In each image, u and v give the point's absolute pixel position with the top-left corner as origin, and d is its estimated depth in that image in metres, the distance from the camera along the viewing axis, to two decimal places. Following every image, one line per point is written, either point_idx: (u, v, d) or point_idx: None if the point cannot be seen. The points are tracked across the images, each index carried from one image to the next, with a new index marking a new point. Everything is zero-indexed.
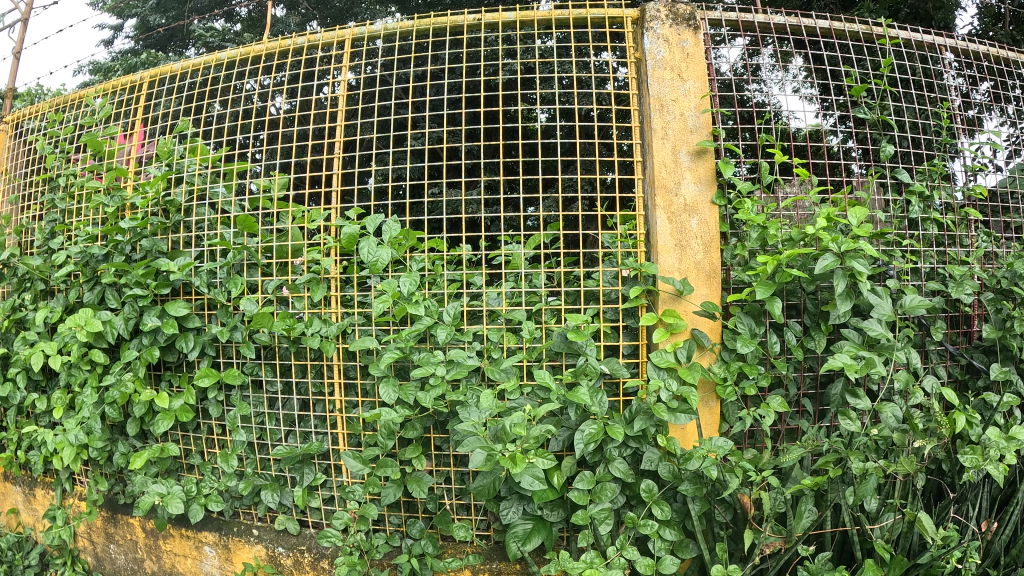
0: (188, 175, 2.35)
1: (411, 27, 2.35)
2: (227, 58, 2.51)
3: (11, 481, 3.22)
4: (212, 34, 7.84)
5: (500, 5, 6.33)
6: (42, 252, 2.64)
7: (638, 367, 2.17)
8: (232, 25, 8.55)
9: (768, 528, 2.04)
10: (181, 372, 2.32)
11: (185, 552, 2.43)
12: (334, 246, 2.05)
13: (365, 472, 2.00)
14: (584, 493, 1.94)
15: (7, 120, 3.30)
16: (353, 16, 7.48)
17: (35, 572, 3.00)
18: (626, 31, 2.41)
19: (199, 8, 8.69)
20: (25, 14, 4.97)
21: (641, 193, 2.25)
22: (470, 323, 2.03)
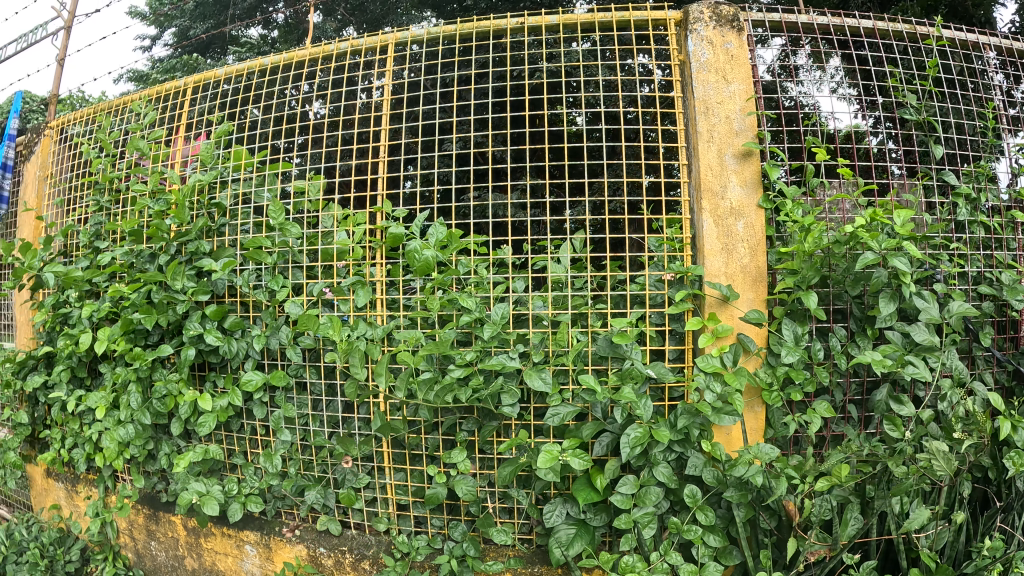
0: (233, 178, 2.36)
1: (454, 31, 2.33)
2: (270, 64, 2.53)
3: (54, 478, 3.28)
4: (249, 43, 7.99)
5: (534, 10, 6.34)
6: (88, 253, 2.68)
7: (683, 372, 2.14)
8: (270, 32, 8.66)
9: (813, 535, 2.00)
10: (225, 373, 2.34)
11: (226, 550, 2.45)
12: (379, 249, 2.05)
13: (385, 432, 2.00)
14: (627, 497, 1.91)
15: (52, 125, 3.33)
16: (388, 22, 7.60)
17: (76, 567, 3.04)
18: (670, 33, 2.38)
19: (237, 16, 8.83)
20: (68, 22, 5.05)
21: (686, 197, 2.22)
22: (515, 327, 2.01)
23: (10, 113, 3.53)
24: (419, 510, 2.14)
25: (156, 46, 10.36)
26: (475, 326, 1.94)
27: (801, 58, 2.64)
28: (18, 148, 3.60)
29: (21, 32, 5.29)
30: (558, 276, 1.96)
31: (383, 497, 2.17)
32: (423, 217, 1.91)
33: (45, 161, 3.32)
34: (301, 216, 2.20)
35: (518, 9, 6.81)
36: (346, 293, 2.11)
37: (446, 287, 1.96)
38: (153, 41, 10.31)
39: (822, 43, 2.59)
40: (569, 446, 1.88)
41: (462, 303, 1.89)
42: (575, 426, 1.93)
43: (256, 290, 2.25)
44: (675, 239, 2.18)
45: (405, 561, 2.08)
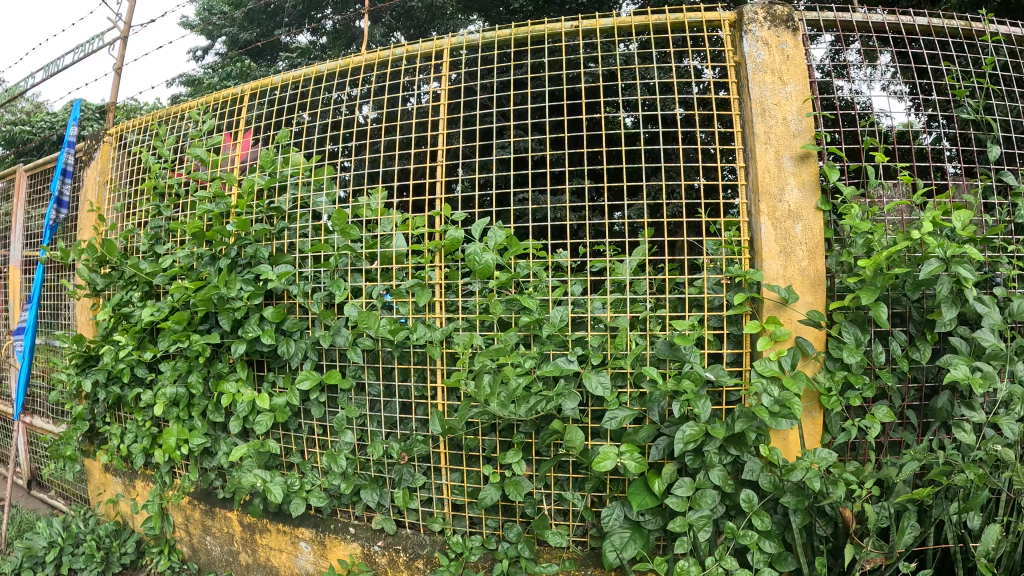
0: (291, 183, 2.41)
1: (508, 36, 2.34)
2: (326, 70, 2.56)
3: (112, 472, 3.36)
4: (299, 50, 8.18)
5: (581, 15, 6.37)
6: (148, 256, 2.75)
7: (740, 375, 2.12)
8: (318, 38, 8.80)
9: (870, 542, 1.96)
10: (284, 373, 2.38)
11: (281, 546, 2.50)
12: (437, 253, 2.08)
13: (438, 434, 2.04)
14: (683, 500, 1.89)
15: (110, 132, 3.40)
16: (436, 27, 7.92)
17: (131, 560, 3.12)
18: (724, 35, 2.36)
19: (287, 24, 9.01)
20: (126, 31, 5.18)
21: (743, 200, 2.20)
22: (574, 330, 2.02)
23: (70, 120, 3.62)
24: (473, 511, 2.15)
25: (208, 54, 10.59)
26: (534, 328, 1.96)
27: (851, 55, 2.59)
28: (77, 154, 3.70)
29: (79, 43, 5.44)
30: (618, 278, 1.96)
31: (439, 497, 2.19)
32: (483, 220, 1.93)
33: (103, 168, 3.39)
34: (361, 220, 2.23)
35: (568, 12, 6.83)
36: (405, 296, 2.15)
37: (505, 288, 1.98)
38: (205, 50, 10.54)
39: (875, 40, 2.53)
40: (626, 450, 1.88)
41: (522, 304, 1.91)
42: (631, 429, 1.93)
43: (315, 292, 2.30)
44: (733, 242, 2.16)
45: (460, 561, 2.10)
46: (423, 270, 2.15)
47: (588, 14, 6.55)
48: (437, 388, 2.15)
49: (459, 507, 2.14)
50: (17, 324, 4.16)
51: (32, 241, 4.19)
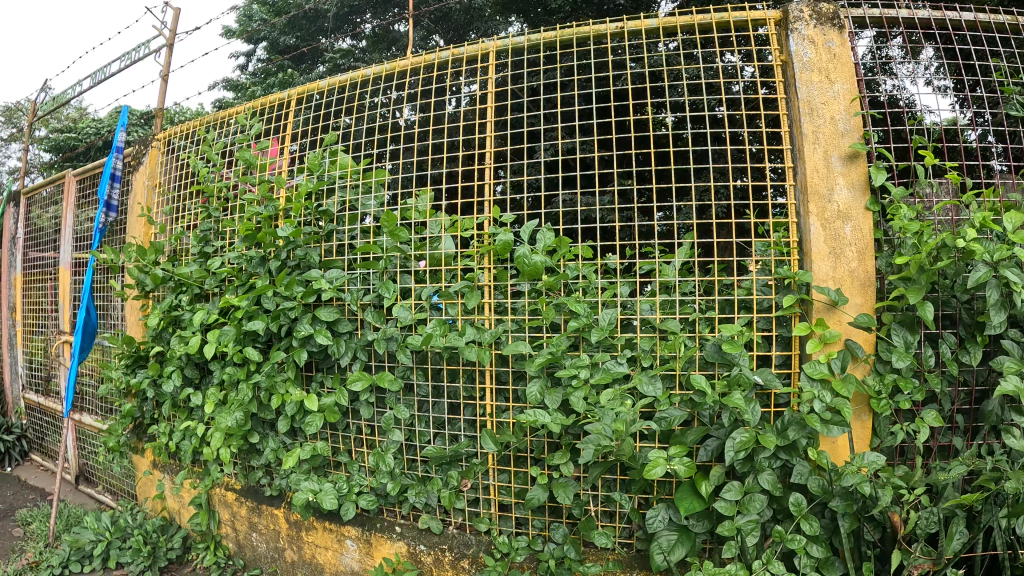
0: (340, 186, 2.44)
1: (554, 38, 2.35)
2: (372, 74, 2.60)
3: (160, 469, 3.43)
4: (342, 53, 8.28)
5: (623, 16, 6.34)
6: (197, 258, 2.81)
7: (789, 378, 2.10)
8: (358, 43, 8.88)
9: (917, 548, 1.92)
10: (332, 373, 2.43)
11: (327, 543, 2.54)
12: (486, 255, 2.11)
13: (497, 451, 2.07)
14: (731, 504, 1.88)
15: (159, 137, 3.48)
16: (473, 29, 7.98)
17: (177, 555, 3.19)
18: (770, 33, 2.33)
19: (327, 28, 9.12)
20: (172, 38, 5.29)
21: (792, 201, 2.17)
22: (623, 332, 2.03)
23: (118, 126, 3.70)
24: (520, 512, 2.16)
25: (249, 60, 10.76)
26: (583, 331, 1.97)
27: (894, 52, 2.53)
28: (125, 158, 3.79)
29: (126, 51, 5.56)
30: (666, 280, 1.96)
31: (485, 498, 2.20)
32: (533, 222, 1.95)
33: (152, 172, 3.46)
34: (410, 223, 2.26)
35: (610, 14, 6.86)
36: (453, 297, 2.17)
37: (554, 291, 2.00)
38: (246, 55, 10.72)
39: (920, 36, 2.45)
40: (675, 454, 1.86)
41: (570, 308, 1.92)
42: (680, 432, 1.92)
43: (364, 293, 2.34)
44: (781, 243, 2.14)
45: (505, 562, 2.12)
46: (471, 272, 2.17)
47: (629, 16, 6.52)
48: (486, 389, 2.17)
49: (511, 514, 2.16)
50: (67, 324, 4.28)
51: (81, 244, 4.29)
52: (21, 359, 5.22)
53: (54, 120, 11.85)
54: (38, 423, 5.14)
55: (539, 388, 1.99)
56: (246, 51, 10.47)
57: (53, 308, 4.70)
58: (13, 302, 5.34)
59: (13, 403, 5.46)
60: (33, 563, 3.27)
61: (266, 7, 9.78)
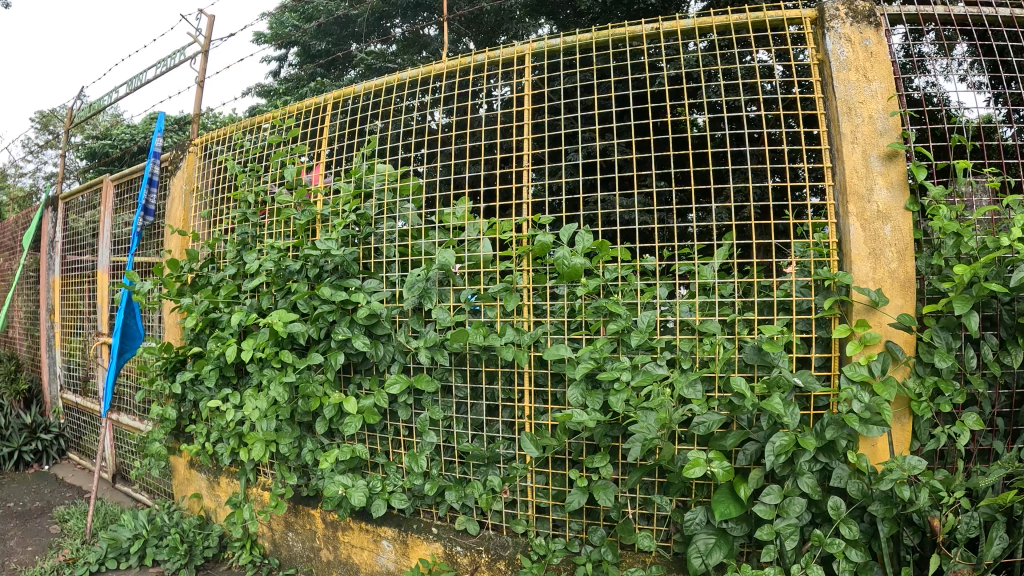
0: (377, 190, 2.47)
1: (590, 40, 2.36)
2: (408, 78, 2.63)
3: (196, 469, 3.49)
4: (373, 57, 8.32)
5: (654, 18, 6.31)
6: (235, 262, 2.85)
7: (828, 380, 2.08)
8: (388, 47, 8.94)
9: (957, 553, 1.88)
10: (370, 375, 2.47)
11: (363, 544, 2.58)
12: (525, 257, 2.13)
13: (540, 456, 2.06)
14: (771, 508, 1.87)
15: (194, 142, 3.53)
16: (502, 32, 7.96)
17: (214, 553, 3.24)
18: (806, 32, 2.31)
19: (357, 34, 9.20)
20: (207, 45, 5.37)
21: (831, 202, 2.15)
22: (662, 334, 2.04)
23: (155, 132, 3.76)
24: (557, 514, 2.18)
25: (281, 66, 10.89)
26: (622, 334, 1.98)
27: (929, 49, 2.46)
28: (162, 163, 3.85)
29: (162, 58, 5.65)
30: (706, 281, 1.96)
31: (523, 500, 2.22)
32: (572, 225, 1.97)
33: (188, 177, 3.52)
34: (449, 226, 2.28)
35: (643, 16, 6.89)
36: (492, 300, 2.19)
37: (595, 294, 2.02)
38: (278, 60, 10.85)
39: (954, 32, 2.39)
40: (715, 457, 1.86)
41: (609, 312, 1.93)
42: (719, 435, 1.91)
43: (403, 296, 2.37)
44: (820, 244, 2.12)
45: (542, 564, 2.13)
46: (510, 274, 2.19)
47: (660, 17, 6.49)
48: (524, 391, 2.19)
49: (549, 517, 2.17)
50: (105, 326, 4.36)
51: (118, 247, 4.37)
52: (59, 360, 5.33)
53: (89, 126, 12.09)
54: (76, 422, 5.26)
55: (579, 390, 2.00)
56: (278, 57, 10.59)
57: (90, 310, 4.79)
58: (52, 304, 5.46)
59: (51, 403, 5.58)
60: (70, 560, 3.33)
61: (298, 12, 9.89)
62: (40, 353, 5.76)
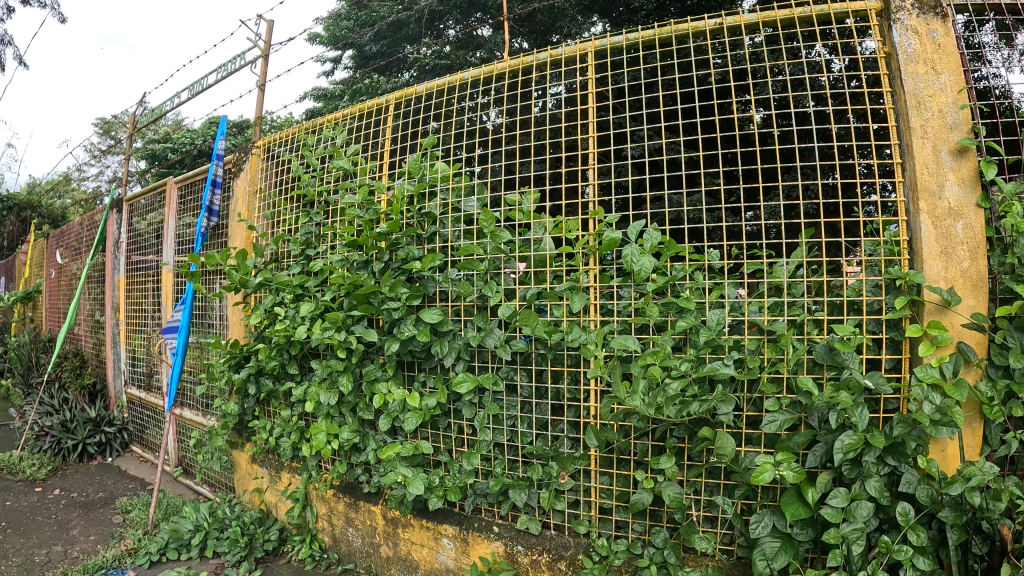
0: (441, 189, 2.53)
1: (652, 37, 2.37)
2: (470, 78, 2.70)
3: (258, 464, 3.58)
4: (426, 58, 8.40)
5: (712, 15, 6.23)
6: (300, 260, 2.95)
7: (899, 382, 2.04)
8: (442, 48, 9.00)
9: None
10: (434, 374, 2.52)
11: (423, 541, 2.63)
12: (592, 256, 2.16)
13: (597, 446, 2.09)
14: (837, 511, 1.85)
15: (257, 144, 3.63)
16: (556, 31, 7.93)
17: (274, 547, 3.31)
18: (871, 25, 2.27)
19: (411, 35, 9.28)
20: (269, 50, 5.51)
21: (901, 199, 2.11)
22: (730, 334, 2.05)
23: (218, 134, 3.87)
24: (620, 515, 2.18)
25: (335, 68, 11.06)
26: (690, 332, 2.00)
27: (997, 39, 2.38)
28: (226, 165, 3.98)
29: (224, 63, 5.82)
30: (776, 281, 1.98)
31: (586, 500, 2.23)
32: (640, 222, 2.00)
33: (251, 179, 3.61)
34: (514, 224, 2.31)
35: (702, 12, 6.80)
36: (558, 299, 2.24)
37: (662, 292, 2.03)
38: (333, 64, 11.03)
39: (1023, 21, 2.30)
40: (782, 460, 1.86)
41: (679, 307, 1.95)
42: (786, 436, 1.92)
43: (468, 294, 2.42)
44: (890, 242, 2.08)
45: (603, 565, 2.14)
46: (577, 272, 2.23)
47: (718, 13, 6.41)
48: (590, 390, 2.21)
49: (612, 519, 2.18)
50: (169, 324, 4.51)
51: (183, 247, 4.51)
52: (124, 356, 5.53)
53: (152, 130, 12.50)
54: (139, 417, 5.44)
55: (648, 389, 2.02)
56: (333, 59, 10.76)
57: (156, 308, 4.95)
58: (117, 303, 5.66)
59: (115, 397, 5.80)
60: (132, 550, 3.44)
61: (352, 16, 10.06)
62: (107, 349, 5.99)
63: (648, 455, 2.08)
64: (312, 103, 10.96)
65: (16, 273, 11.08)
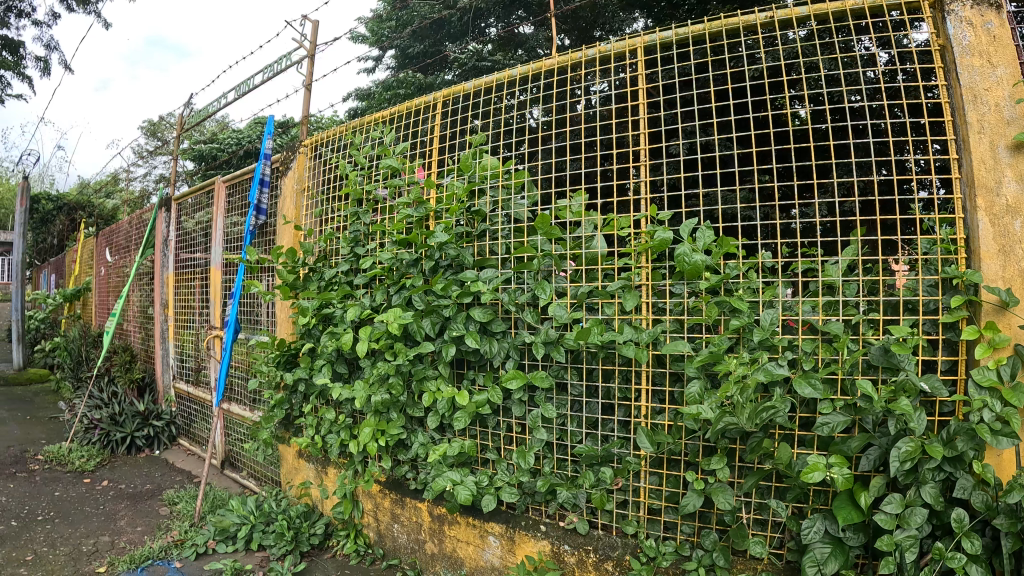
0: (490, 187, 2.56)
1: (702, 32, 2.36)
2: (518, 74, 2.72)
3: (305, 459, 3.65)
4: (467, 58, 8.46)
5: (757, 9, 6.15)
6: (349, 258, 3.01)
7: (955, 386, 2.00)
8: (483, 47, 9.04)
9: None
10: (483, 372, 2.55)
11: (468, 539, 2.66)
12: (644, 255, 2.16)
13: (652, 450, 2.09)
14: (891, 517, 1.82)
15: (305, 143, 3.68)
16: (598, 28, 7.92)
17: (319, 541, 3.36)
18: (925, 16, 2.22)
19: (452, 33, 9.34)
20: (314, 50, 5.59)
21: (957, 196, 2.06)
22: (784, 333, 2.04)
23: (266, 133, 3.94)
24: (669, 516, 2.18)
25: (377, 67, 11.19)
26: (744, 332, 2.00)
27: None
28: (273, 164, 4.05)
29: (270, 63, 5.93)
30: (829, 280, 1.97)
31: (635, 500, 2.24)
32: (692, 222, 2.00)
33: (299, 177, 3.67)
34: (565, 222, 2.33)
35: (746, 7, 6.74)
36: (610, 298, 2.25)
37: (716, 291, 2.04)
38: (375, 64, 11.16)
39: None
40: (835, 461, 1.85)
41: (732, 307, 1.96)
42: (840, 439, 1.91)
43: (519, 294, 2.44)
44: (946, 241, 2.03)
45: (651, 566, 2.15)
46: (628, 270, 2.24)
47: (763, 7, 6.32)
48: (641, 390, 2.22)
49: (660, 520, 2.19)
50: (217, 320, 4.62)
51: (231, 245, 4.61)
52: (173, 351, 5.67)
53: (198, 130, 12.78)
54: (187, 411, 5.58)
55: (700, 389, 2.01)
56: (375, 59, 10.89)
57: (203, 304, 5.07)
58: (166, 299, 5.80)
59: (163, 391, 5.96)
60: (178, 541, 3.53)
61: (394, 16, 10.17)
62: (155, 344, 6.14)
63: (700, 456, 2.08)
64: (354, 103, 11.10)
65: (67, 270, 11.42)
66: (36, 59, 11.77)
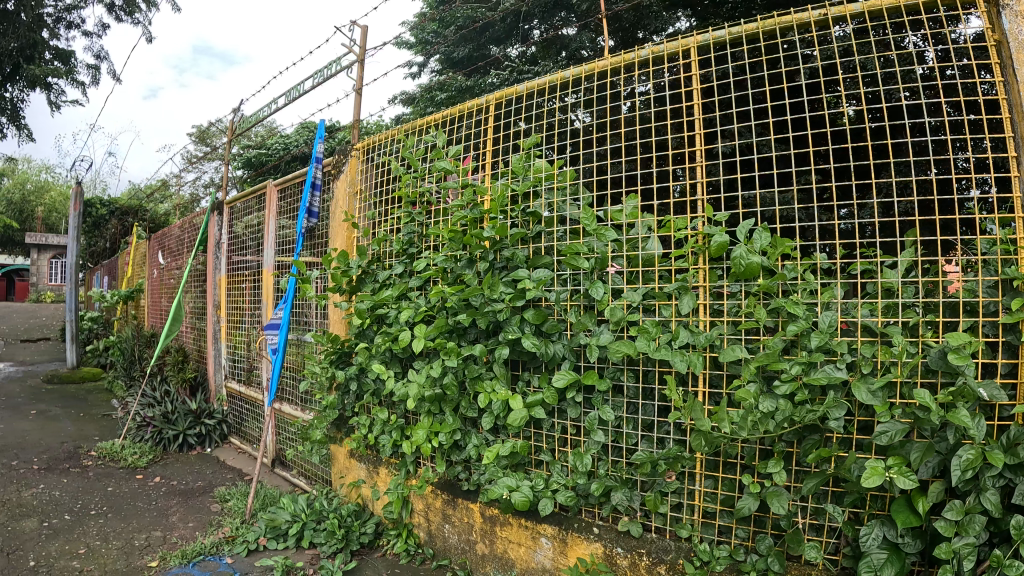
0: (544, 189, 2.60)
1: (755, 30, 2.36)
2: (571, 76, 2.75)
3: (356, 459, 3.72)
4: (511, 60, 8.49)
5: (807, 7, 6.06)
6: (403, 260, 3.07)
7: (1016, 390, 1.95)
8: (527, 48, 9.06)
9: None
10: (538, 373, 2.58)
11: (520, 540, 2.69)
12: (702, 257, 2.18)
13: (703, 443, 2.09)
14: (950, 524, 1.80)
15: (358, 146, 3.75)
16: (641, 28, 7.87)
17: (369, 540, 3.42)
18: (980, 12, 2.17)
19: (496, 36, 9.38)
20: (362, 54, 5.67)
21: (1017, 194, 2.00)
22: (843, 336, 2.03)
23: (317, 138, 4.03)
24: (723, 520, 2.19)
25: (421, 72, 11.31)
26: (801, 334, 1.99)
27: None
28: (325, 168, 4.14)
29: (320, 69, 6.04)
30: (888, 282, 1.96)
31: (689, 503, 2.24)
32: (749, 224, 2.00)
33: (352, 180, 3.75)
34: (617, 224, 2.34)
35: (796, 6, 6.62)
36: (667, 300, 2.26)
37: (774, 294, 2.04)
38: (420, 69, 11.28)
39: None
40: (894, 465, 1.84)
41: (790, 310, 1.96)
42: (900, 444, 1.89)
43: (574, 296, 2.47)
44: (1006, 241, 1.97)
45: (704, 570, 2.15)
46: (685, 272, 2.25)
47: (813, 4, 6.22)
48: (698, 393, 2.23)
49: (714, 524, 2.19)
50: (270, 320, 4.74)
51: (283, 248, 4.72)
52: (226, 351, 5.82)
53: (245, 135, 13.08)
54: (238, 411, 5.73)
55: (757, 391, 2.01)
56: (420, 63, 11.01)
57: (254, 306, 5.19)
58: (219, 300, 5.96)
59: (216, 391, 6.13)
60: (229, 538, 3.63)
61: (438, 20, 10.27)
62: (208, 345, 6.31)
63: (757, 459, 2.08)
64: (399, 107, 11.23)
65: (121, 272, 11.79)
66: (88, 67, 12.15)
